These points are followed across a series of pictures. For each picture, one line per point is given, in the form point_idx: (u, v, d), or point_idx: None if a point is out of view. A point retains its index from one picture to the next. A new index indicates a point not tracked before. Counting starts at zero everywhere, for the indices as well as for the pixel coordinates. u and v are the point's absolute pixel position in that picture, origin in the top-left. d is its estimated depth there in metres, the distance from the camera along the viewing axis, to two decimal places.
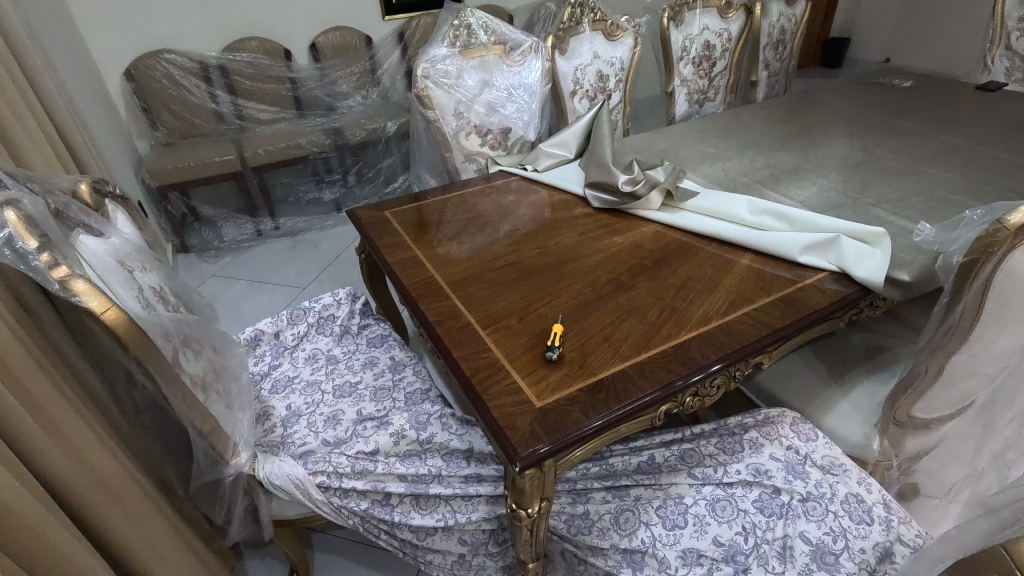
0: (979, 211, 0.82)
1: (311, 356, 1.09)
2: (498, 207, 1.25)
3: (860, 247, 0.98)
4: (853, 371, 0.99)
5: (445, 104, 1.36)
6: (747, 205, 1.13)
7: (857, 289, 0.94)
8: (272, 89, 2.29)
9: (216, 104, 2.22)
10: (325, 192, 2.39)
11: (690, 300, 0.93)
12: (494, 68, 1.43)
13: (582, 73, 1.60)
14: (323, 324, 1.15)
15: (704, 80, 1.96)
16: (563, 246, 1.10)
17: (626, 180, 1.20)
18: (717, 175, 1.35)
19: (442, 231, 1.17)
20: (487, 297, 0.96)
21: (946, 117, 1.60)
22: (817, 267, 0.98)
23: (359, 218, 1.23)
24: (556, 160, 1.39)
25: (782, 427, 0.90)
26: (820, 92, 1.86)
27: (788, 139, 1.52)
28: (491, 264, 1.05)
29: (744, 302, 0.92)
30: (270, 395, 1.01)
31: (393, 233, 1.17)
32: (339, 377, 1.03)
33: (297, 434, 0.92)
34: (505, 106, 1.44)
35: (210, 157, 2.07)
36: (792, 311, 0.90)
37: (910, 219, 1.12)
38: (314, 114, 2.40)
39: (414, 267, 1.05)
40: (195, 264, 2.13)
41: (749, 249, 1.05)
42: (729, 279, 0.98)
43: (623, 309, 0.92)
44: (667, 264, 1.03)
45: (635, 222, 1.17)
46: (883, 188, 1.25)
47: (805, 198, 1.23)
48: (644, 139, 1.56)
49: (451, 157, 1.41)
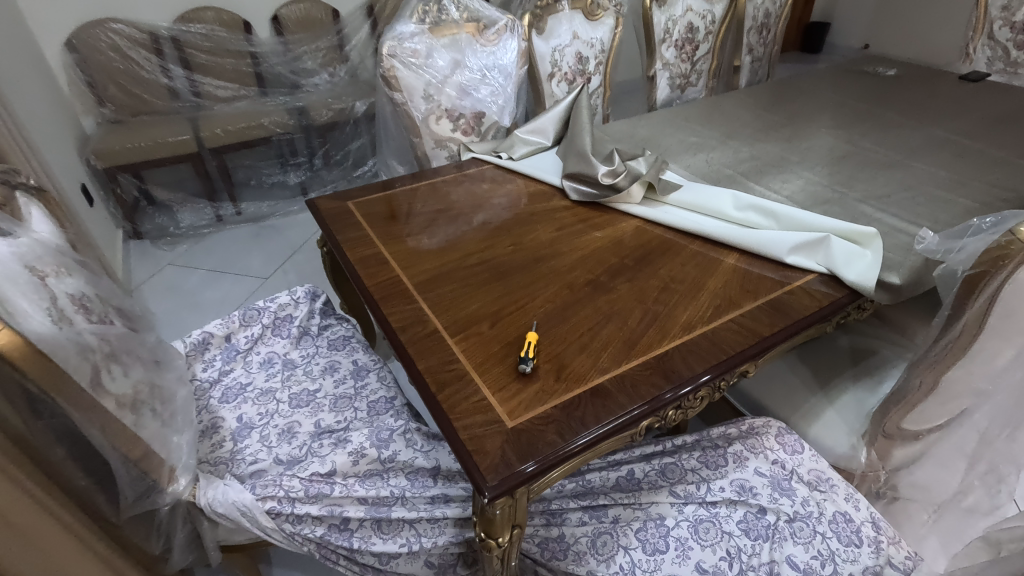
0: (990, 219, 0.77)
1: (267, 361, 1.01)
2: (471, 198, 1.18)
3: (849, 248, 0.93)
4: (839, 378, 0.95)
5: (414, 86, 1.26)
6: (731, 200, 1.07)
7: (846, 293, 0.89)
8: (231, 64, 2.11)
9: (169, 79, 2.04)
10: (290, 175, 2.26)
11: (672, 305, 0.87)
12: (467, 47, 1.32)
13: (561, 55, 1.51)
14: (280, 324, 1.06)
15: (687, 64, 1.89)
16: (539, 241, 1.03)
17: (606, 172, 1.13)
18: (700, 166, 1.29)
19: (410, 224, 1.09)
20: (456, 299, 0.89)
21: (929, 108, 1.57)
22: (805, 269, 0.93)
23: (319, 209, 1.13)
24: (532, 147, 1.32)
25: (767, 439, 0.86)
26: (804, 79, 1.80)
27: (773, 129, 1.46)
28: (462, 262, 0.98)
29: (730, 307, 0.86)
30: (220, 405, 0.93)
31: (356, 226, 1.08)
32: (296, 385, 0.97)
33: (248, 450, 0.86)
34: (478, 89, 1.34)
35: (163, 137, 1.94)
36: (779, 315, 0.85)
37: (898, 218, 1.08)
38: (276, 93, 2.22)
39: (377, 265, 0.97)
40: (151, 252, 2.00)
41: (733, 248, 1.00)
42: (714, 281, 0.92)
43: (603, 314, 0.86)
44: (649, 263, 0.97)
45: (615, 216, 1.10)
46: (870, 182, 1.20)
47: (791, 192, 1.17)
48: (625, 126, 1.48)
49: (421, 143, 1.32)
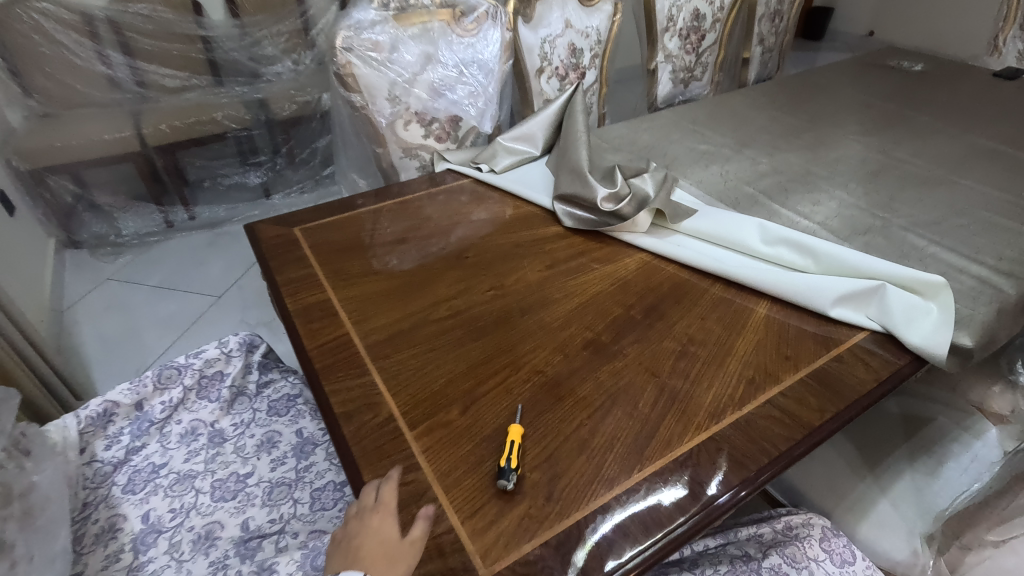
0: None
1: (188, 435, 0.81)
2: (444, 222, 0.99)
3: (908, 300, 0.75)
4: (891, 458, 0.78)
5: (377, 86, 1.05)
6: (757, 231, 0.89)
7: (910, 361, 0.71)
8: (179, 50, 1.85)
9: (108, 68, 1.78)
10: (250, 175, 2.05)
11: (694, 377, 0.69)
12: (440, 39, 1.10)
13: (551, 46, 1.31)
14: (207, 384, 0.87)
15: (691, 56, 1.69)
16: (526, 285, 0.84)
17: (607, 195, 0.95)
18: (714, 181, 1.10)
19: (368, 259, 0.90)
20: (418, 371, 0.70)
21: (965, 111, 1.38)
22: (854, 324, 0.75)
23: (258, 238, 0.93)
24: (517, 158, 1.13)
25: (810, 547, 0.69)
26: (820, 74, 1.61)
27: (793, 135, 1.28)
28: (429, 314, 0.78)
29: (766, 382, 0.68)
30: (123, 498, 0.74)
31: (301, 263, 0.88)
32: (222, 468, 0.78)
33: (151, 566, 0.67)
34: (454, 89, 1.14)
35: (98, 134, 1.71)
36: (830, 395, 0.67)
37: (956, 251, 0.90)
38: (234, 82, 1.96)
39: (324, 319, 0.78)
40: (90, 265, 1.80)
41: (764, 294, 0.81)
42: (742, 342, 0.74)
43: (606, 391, 0.67)
44: (662, 315, 0.78)
45: (617, 248, 0.92)
46: (915, 203, 1.02)
47: (824, 217, 0.99)
48: (625, 130, 1.29)
49: (386, 152, 1.12)
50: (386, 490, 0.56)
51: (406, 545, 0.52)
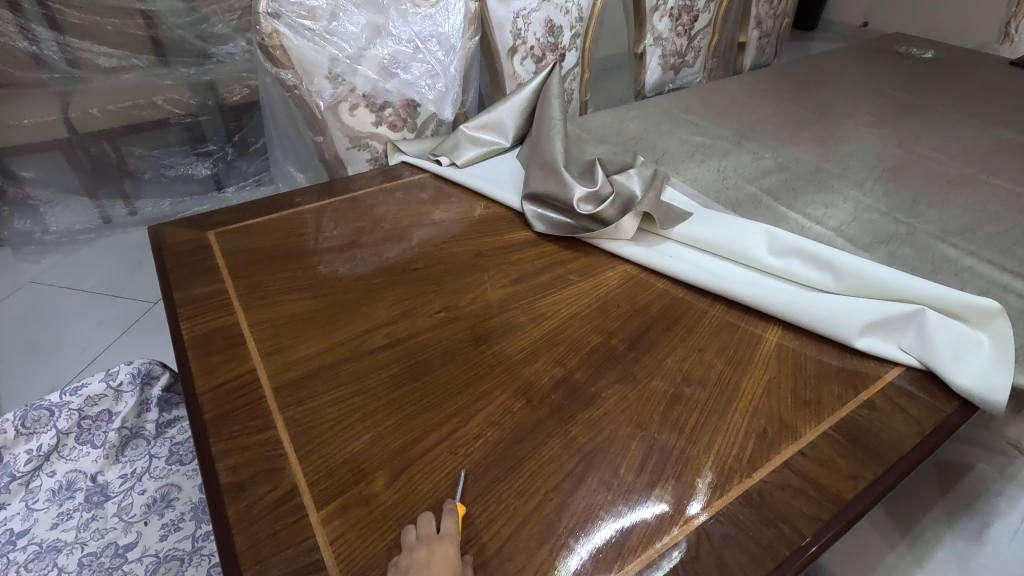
0: None
1: (61, 492, 0.65)
2: (391, 224, 0.83)
3: (954, 329, 0.61)
4: (928, 518, 0.64)
5: (314, 62, 0.89)
6: (764, 239, 0.74)
7: (958, 408, 0.57)
8: (115, 25, 1.63)
9: (33, 44, 1.56)
10: (200, 166, 1.88)
11: (692, 428, 0.54)
12: (392, 8, 0.93)
13: (525, 22, 1.14)
14: (91, 425, 0.70)
15: (683, 39, 1.54)
16: (485, 305, 0.68)
17: (585, 196, 0.79)
18: (711, 178, 0.95)
19: (294, 269, 0.74)
20: (340, 421, 0.54)
21: (986, 103, 1.25)
22: (885, 358, 0.61)
23: (161, 245, 0.77)
24: (483, 149, 0.97)
25: None
26: (824, 60, 1.47)
27: (799, 126, 1.14)
28: (361, 344, 0.63)
29: (783, 436, 0.54)
30: None
31: (208, 276, 0.72)
32: (96, 537, 0.62)
33: None
34: (409, 68, 0.97)
35: (18, 118, 1.54)
36: (863, 455, 0.52)
37: (995, 263, 0.76)
38: (180, 63, 1.75)
39: (227, 350, 0.62)
40: (13, 267, 1.65)
41: (773, 318, 0.67)
42: (750, 381, 0.59)
43: (579, 449, 0.52)
44: (651, 345, 0.63)
45: (596, 258, 0.77)
46: (942, 207, 0.88)
47: (840, 221, 0.84)
48: (609, 118, 1.14)
49: (328, 142, 0.95)
50: (448, 517, 0.45)
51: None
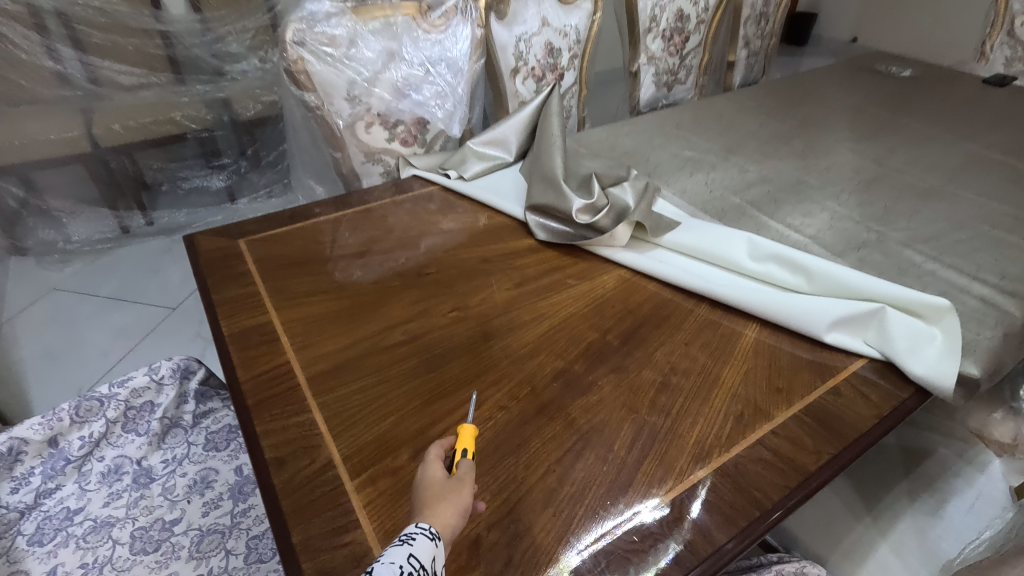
0: None
1: (110, 475, 0.72)
2: (404, 232, 0.90)
3: (911, 326, 0.68)
4: (891, 495, 0.71)
5: (334, 85, 0.97)
6: (746, 245, 0.82)
7: (913, 394, 0.64)
8: (134, 45, 1.73)
9: (58, 63, 1.65)
10: (214, 178, 1.97)
11: (676, 413, 0.61)
12: (405, 35, 1.02)
13: (526, 45, 1.23)
14: (135, 415, 0.77)
15: (675, 58, 1.63)
16: (492, 306, 0.76)
17: (583, 206, 0.87)
18: (699, 190, 1.03)
19: (318, 274, 0.81)
20: (366, 406, 0.62)
21: (958, 119, 1.34)
22: (851, 351, 0.69)
23: (197, 252, 0.84)
24: (488, 163, 1.05)
25: None
26: (808, 78, 1.56)
27: (782, 141, 1.22)
28: (382, 340, 0.70)
29: (757, 418, 0.61)
30: (28, 552, 0.65)
31: (241, 280, 0.79)
32: (145, 515, 0.69)
33: None
34: (420, 89, 1.06)
35: (44, 134, 1.62)
36: (828, 434, 0.60)
37: (954, 268, 0.84)
38: (195, 81, 1.83)
39: (262, 345, 0.69)
40: (36, 275, 1.73)
41: (752, 316, 0.74)
42: (729, 372, 0.66)
43: (578, 430, 0.59)
44: (640, 341, 0.70)
45: (593, 264, 0.84)
46: (911, 217, 0.96)
47: (816, 230, 0.92)
48: (605, 134, 1.22)
49: (346, 157, 1.04)
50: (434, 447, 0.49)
51: (454, 483, 0.45)
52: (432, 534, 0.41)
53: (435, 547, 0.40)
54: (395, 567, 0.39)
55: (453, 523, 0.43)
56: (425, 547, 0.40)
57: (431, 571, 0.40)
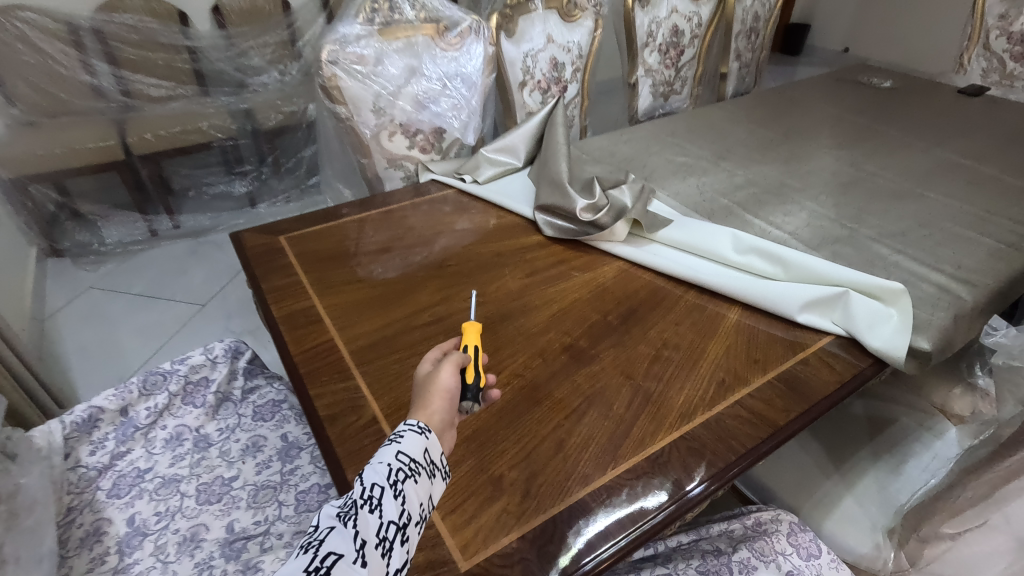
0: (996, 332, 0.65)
1: (173, 440, 0.82)
2: (426, 230, 1.01)
3: (871, 307, 0.79)
4: (857, 457, 0.81)
5: (361, 98, 1.08)
6: (730, 240, 0.92)
7: (871, 363, 0.75)
8: (163, 59, 1.84)
9: (93, 77, 1.77)
10: (236, 184, 2.09)
11: (666, 379, 0.72)
12: (425, 53, 1.13)
13: (533, 60, 1.34)
14: (193, 390, 0.88)
15: (671, 70, 1.74)
16: (506, 292, 0.86)
17: (586, 206, 0.98)
18: (691, 192, 1.14)
19: (353, 267, 0.92)
20: (402, 375, 0.72)
21: (932, 127, 1.45)
22: (820, 329, 0.79)
23: (244, 247, 0.95)
24: (499, 168, 1.16)
25: (778, 541, 0.72)
26: (795, 88, 1.67)
27: (768, 148, 1.33)
28: (412, 321, 0.81)
29: (735, 383, 0.71)
30: (108, 502, 0.75)
31: (285, 271, 0.90)
32: (207, 473, 0.79)
33: (137, 567, 0.69)
34: (438, 102, 1.17)
35: (82, 143, 1.73)
36: (795, 396, 0.70)
37: (916, 260, 0.94)
38: (219, 93, 1.95)
39: (309, 325, 0.80)
40: (71, 274, 1.83)
41: (734, 300, 0.85)
42: (713, 346, 0.77)
43: (583, 393, 0.70)
44: (637, 321, 0.81)
45: (596, 257, 0.95)
46: (882, 216, 1.07)
47: (795, 227, 1.03)
48: (605, 142, 1.33)
49: (371, 163, 1.15)
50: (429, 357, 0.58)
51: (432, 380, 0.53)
52: (418, 428, 0.49)
53: (422, 440, 0.48)
54: (385, 467, 0.46)
55: (435, 412, 0.51)
56: (412, 442, 0.48)
57: (421, 459, 0.48)
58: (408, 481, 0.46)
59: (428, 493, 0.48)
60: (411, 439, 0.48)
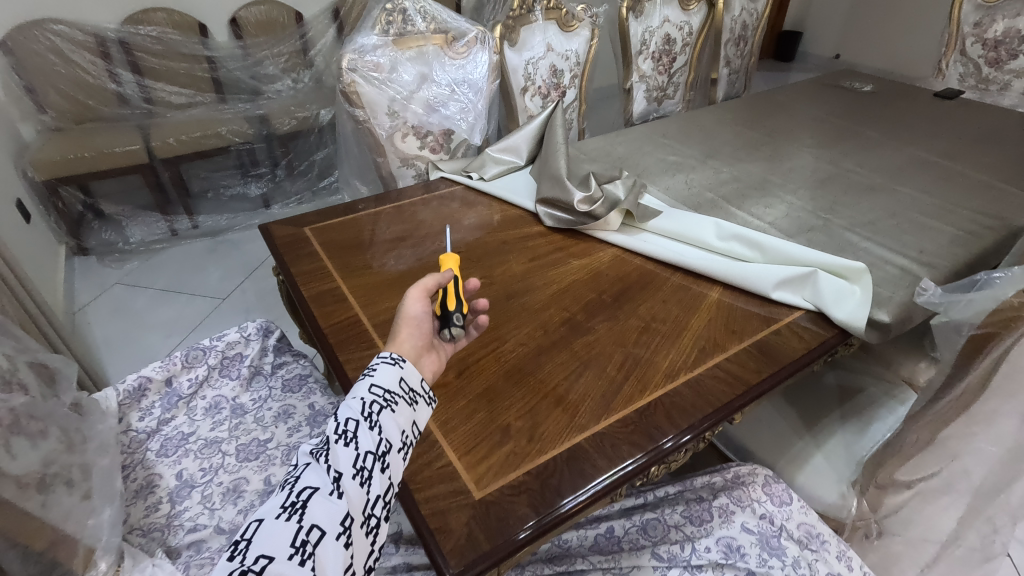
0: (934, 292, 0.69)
1: (212, 408, 0.92)
2: (437, 222, 1.11)
3: (837, 284, 0.88)
4: (828, 420, 0.91)
5: (377, 102, 1.18)
6: (713, 228, 1.02)
7: (835, 333, 0.84)
8: (185, 68, 1.99)
9: (118, 85, 1.93)
10: (251, 186, 2.20)
11: (653, 347, 0.81)
12: (434, 61, 1.24)
13: (534, 67, 1.44)
14: (229, 364, 0.98)
15: (664, 76, 1.85)
16: (511, 275, 0.96)
17: (582, 198, 1.07)
18: (680, 188, 1.24)
19: (372, 254, 1.01)
20: None
21: (907, 128, 1.54)
22: (791, 304, 0.89)
23: (273, 237, 1.05)
24: (504, 167, 1.25)
25: (754, 489, 0.82)
26: (781, 93, 1.77)
27: (753, 147, 1.42)
28: None
29: (714, 350, 0.81)
30: (158, 460, 0.84)
31: (312, 257, 1.00)
32: (244, 435, 0.88)
33: (187, 513, 0.78)
34: (447, 105, 1.27)
35: (109, 146, 1.84)
36: (767, 360, 0.79)
37: (883, 246, 1.04)
38: (235, 99, 2.10)
39: (336, 302, 0.89)
40: (97, 270, 1.93)
41: (717, 281, 0.94)
42: (696, 321, 0.86)
43: (580, 359, 0.79)
44: (628, 300, 0.90)
45: (592, 244, 1.05)
46: (855, 208, 1.16)
47: (775, 218, 1.12)
48: (601, 143, 1.43)
49: (385, 162, 1.25)
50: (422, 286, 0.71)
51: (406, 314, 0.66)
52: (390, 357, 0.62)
53: (394, 372, 0.59)
54: (360, 401, 0.57)
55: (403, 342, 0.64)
56: (386, 374, 0.59)
57: (394, 388, 0.59)
58: (383, 411, 0.57)
59: (408, 420, 0.59)
60: (385, 370, 0.59)
